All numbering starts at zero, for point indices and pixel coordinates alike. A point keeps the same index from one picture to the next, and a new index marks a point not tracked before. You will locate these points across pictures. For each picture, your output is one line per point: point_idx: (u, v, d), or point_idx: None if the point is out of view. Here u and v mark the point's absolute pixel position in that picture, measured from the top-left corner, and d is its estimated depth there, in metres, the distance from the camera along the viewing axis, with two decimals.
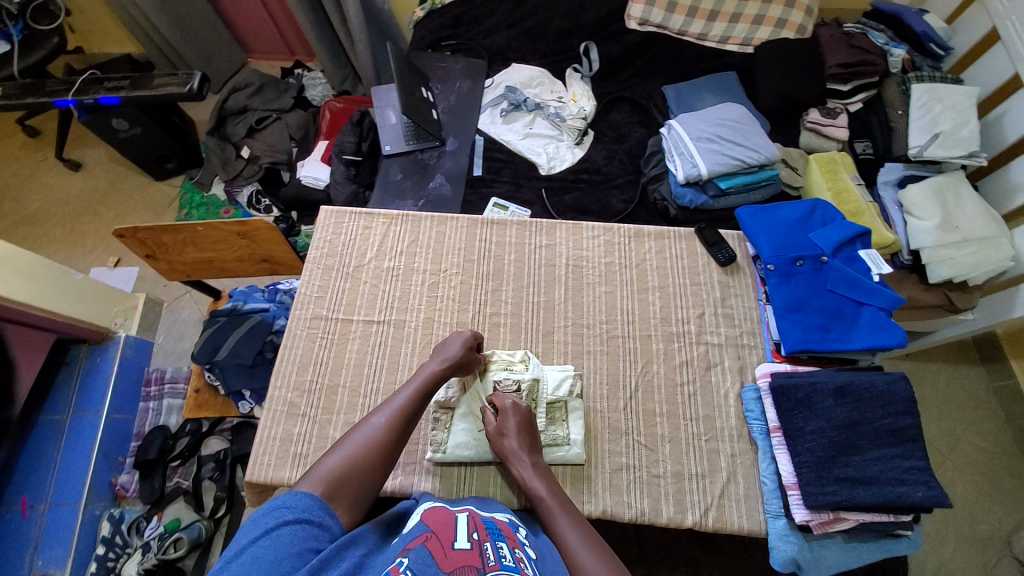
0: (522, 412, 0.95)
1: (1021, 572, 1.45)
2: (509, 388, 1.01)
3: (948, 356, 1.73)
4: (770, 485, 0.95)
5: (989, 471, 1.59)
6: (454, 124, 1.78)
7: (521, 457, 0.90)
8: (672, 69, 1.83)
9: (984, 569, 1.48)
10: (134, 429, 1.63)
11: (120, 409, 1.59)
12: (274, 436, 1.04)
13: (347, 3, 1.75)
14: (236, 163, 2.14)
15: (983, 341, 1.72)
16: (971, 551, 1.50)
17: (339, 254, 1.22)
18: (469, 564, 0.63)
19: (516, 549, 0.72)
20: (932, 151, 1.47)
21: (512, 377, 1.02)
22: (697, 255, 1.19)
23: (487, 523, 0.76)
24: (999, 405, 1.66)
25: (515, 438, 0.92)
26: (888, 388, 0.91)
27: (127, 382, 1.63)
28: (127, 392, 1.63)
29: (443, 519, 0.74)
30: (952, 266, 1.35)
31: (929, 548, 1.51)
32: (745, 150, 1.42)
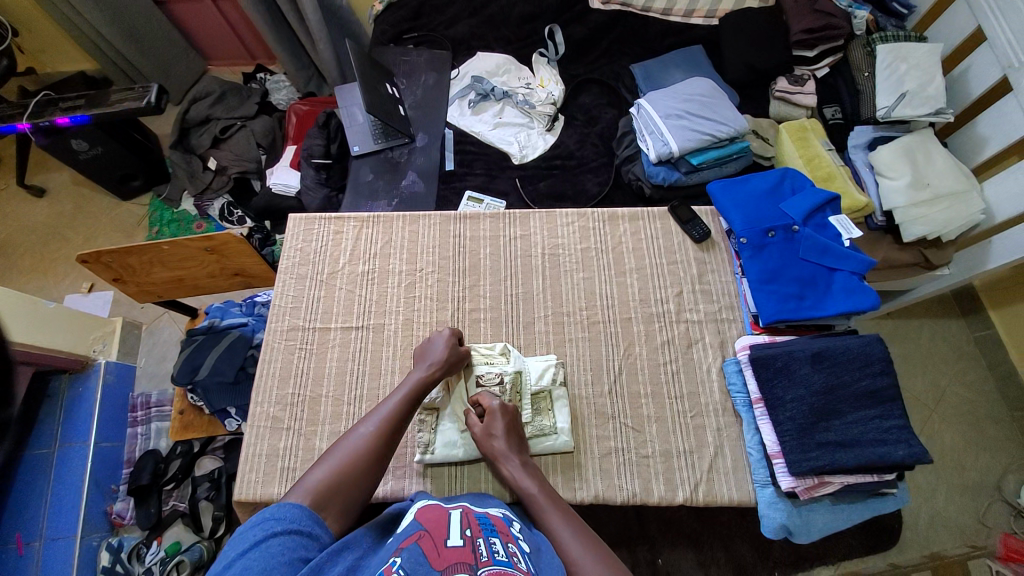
0: (505, 412, 0.96)
1: (1011, 513, 1.50)
2: (492, 381, 1.02)
3: (929, 311, 1.76)
4: (756, 455, 0.96)
5: (975, 419, 1.63)
6: (422, 119, 1.75)
7: (508, 456, 0.91)
8: (638, 47, 1.82)
9: (973, 515, 1.52)
10: (124, 456, 1.61)
11: (108, 436, 1.57)
12: (260, 452, 1.03)
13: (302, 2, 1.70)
14: (204, 175, 2.09)
15: (961, 294, 1.76)
16: (961, 499, 1.54)
17: (311, 262, 1.20)
18: (461, 561, 0.63)
19: (509, 543, 0.73)
20: (899, 111, 1.46)
21: (494, 370, 1.04)
22: (671, 234, 1.19)
23: (480, 519, 0.77)
24: (981, 354, 1.70)
25: (501, 437, 0.93)
26: (864, 351, 0.91)
27: (112, 409, 1.61)
28: (113, 418, 1.61)
29: (436, 517, 0.75)
30: (925, 224, 1.36)
31: (920, 501, 1.54)
32: (714, 124, 1.41)
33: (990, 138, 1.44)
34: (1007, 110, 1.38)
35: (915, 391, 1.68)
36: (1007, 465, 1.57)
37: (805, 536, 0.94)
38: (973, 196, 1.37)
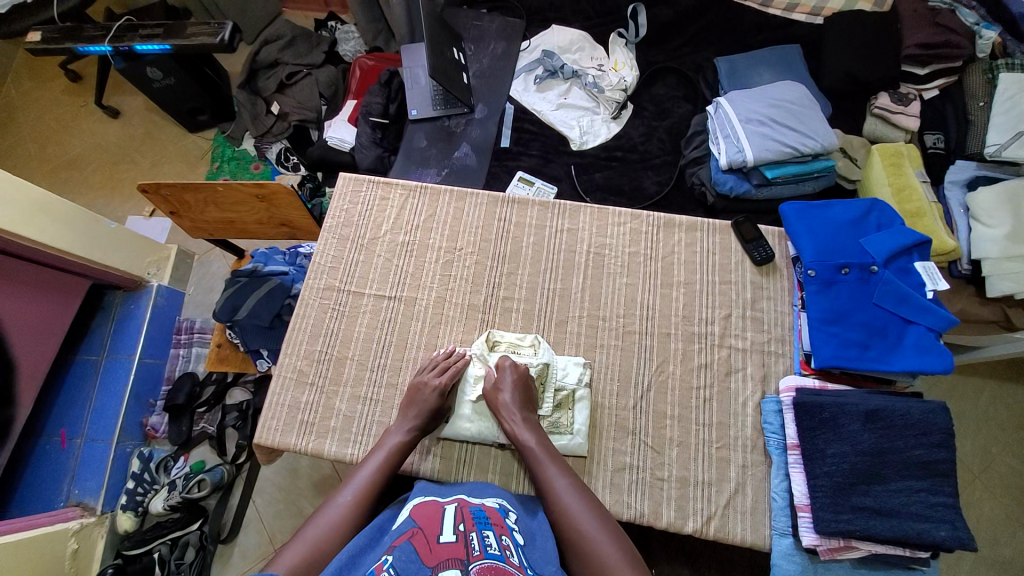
0: (519, 375, 0.96)
1: None
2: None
3: (997, 371, 1.63)
4: (780, 502, 0.90)
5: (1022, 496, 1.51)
6: (484, 89, 1.69)
7: (511, 411, 0.92)
8: (727, 38, 1.67)
9: None
10: (164, 374, 1.72)
11: (152, 354, 1.67)
12: (282, 402, 1.06)
13: None
14: (267, 118, 2.15)
15: None
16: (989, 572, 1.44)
17: (354, 224, 1.19)
18: (452, 557, 0.63)
19: (503, 536, 0.71)
20: (1012, 151, 1.34)
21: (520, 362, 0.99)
22: (730, 251, 1.11)
23: (475, 512, 0.76)
24: None
25: (507, 392, 0.94)
26: (925, 418, 0.82)
27: (159, 329, 1.70)
28: (158, 338, 1.70)
29: (430, 513, 0.76)
30: (1014, 280, 1.22)
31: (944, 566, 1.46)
32: (799, 136, 1.28)
33: None
34: None
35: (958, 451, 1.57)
36: None
37: None
38: None
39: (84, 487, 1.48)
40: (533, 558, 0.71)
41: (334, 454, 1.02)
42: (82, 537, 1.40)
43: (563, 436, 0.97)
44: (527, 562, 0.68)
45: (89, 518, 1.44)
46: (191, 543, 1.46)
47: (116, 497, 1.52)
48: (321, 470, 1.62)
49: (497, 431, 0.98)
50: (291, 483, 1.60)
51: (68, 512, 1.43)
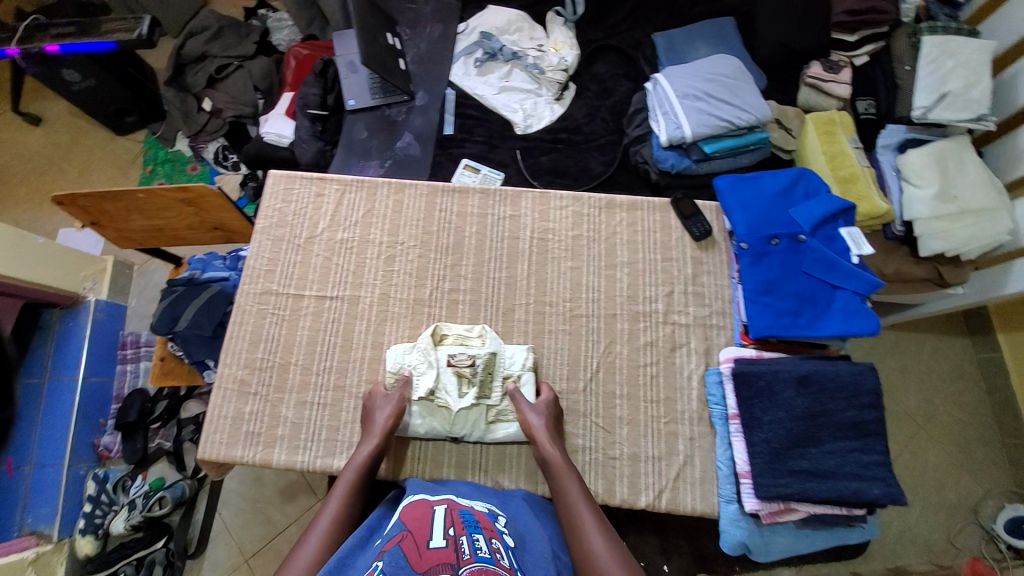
0: (554, 401, 0.97)
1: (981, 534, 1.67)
2: (463, 363, 0.97)
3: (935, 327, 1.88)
4: (725, 470, 0.93)
5: (963, 440, 1.78)
6: (423, 75, 1.64)
7: (545, 436, 0.90)
8: (665, 13, 1.67)
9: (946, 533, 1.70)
10: (113, 392, 1.62)
11: (98, 371, 1.58)
12: (224, 415, 1.02)
13: None
14: (199, 116, 2.05)
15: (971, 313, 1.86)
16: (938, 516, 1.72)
17: (289, 225, 1.13)
18: (443, 561, 0.62)
19: (493, 539, 0.72)
20: (937, 113, 1.39)
21: (467, 353, 0.98)
22: (671, 229, 1.11)
23: (464, 516, 0.75)
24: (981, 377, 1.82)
25: (539, 417, 0.92)
26: (854, 380, 0.84)
27: (102, 345, 1.61)
28: (103, 355, 1.61)
29: (421, 514, 0.75)
30: (945, 240, 1.33)
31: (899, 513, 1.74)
32: (734, 109, 1.30)
33: None
34: None
35: (901, 406, 1.83)
36: (987, 490, 1.72)
37: (763, 555, 0.91)
38: (1002, 215, 1.34)
39: (37, 515, 1.42)
40: (524, 561, 0.72)
41: (282, 463, 0.99)
42: (41, 565, 1.34)
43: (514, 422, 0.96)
44: (518, 566, 0.69)
45: (45, 546, 1.37)
46: (157, 560, 1.41)
47: (73, 522, 1.46)
48: (288, 476, 1.58)
49: (447, 426, 0.96)
50: (258, 492, 1.56)
51: (23, 541, 1.37)
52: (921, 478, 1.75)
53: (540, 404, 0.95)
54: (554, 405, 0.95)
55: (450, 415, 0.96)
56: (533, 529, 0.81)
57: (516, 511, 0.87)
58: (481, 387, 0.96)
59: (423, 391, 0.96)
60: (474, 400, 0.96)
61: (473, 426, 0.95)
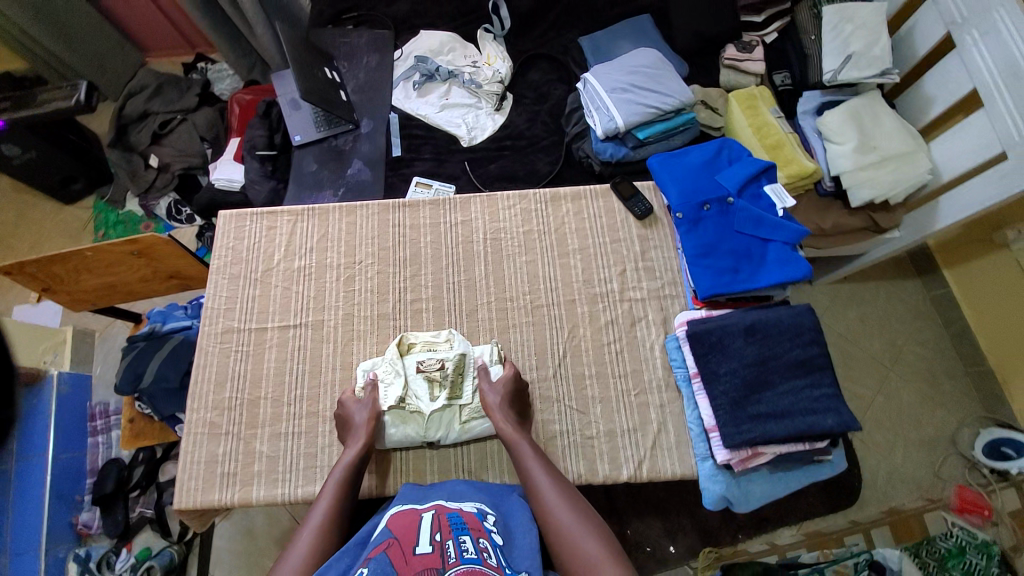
0: (514, 378, 0.99)
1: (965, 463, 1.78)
2: (432, 367, 0.99)
3: (887, 274, 2.02)
4: (696, 429, 0.97)
5: (933, 376, 1.90)
6: (366, 104, 1.69)
7: (499, 410, 0.94)
8: (587, 19, 1.77)
9: (934, 469, 1.80)
10: (87, 466, 1.57)
11: (66, 447, 1.53)
12: (198, 459, 1.01)
13: None
14: (147, 173, 2.04)
15: (918, 255, 2.01)
16: (923, 453, 1.81)
17: (244, 260, 1.14)
18: (428, 566, 0.64)
19: (480, 539, 0.73)
20: (846, 73, 1.49)
21: (435, 357, 1.01)
22: (614, 212, 1.16)
23: (452, 519, 0.76)
24: (937, 312, 1.97)
25: (496, 395, 0.96)
26: (795, 322, 0.90)
27: (70, 419, 1.56)
28: (72, 429, 1.56)
29: (409, 521, 0.76)
30: (871, 188, 1.44)
31: (884, 456, 1.81)
32: (659, 96, 1.38)
33: (936, 96, 1.53)
34: (949, 70, 1.48)
35: (872, 351, 1.93)
36: (962, 419, 1.84)
37: (745, 505, 0.94)
38: (921, 157, 1.45)
39: None
40: (511, 558, 0.74)
41: (263, 498, 0.98)
42: None
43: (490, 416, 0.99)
44: (506, 564, 0.70)
45: None
46: None
47: None
48: (281, 523, 1.55)
49: (421, 431, 0.97)
50: (251, 545, 1.52)
51: None
52: (902, 419, 1.85)
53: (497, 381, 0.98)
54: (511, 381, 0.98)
55: (422, 420, 0.97)
56: (520, 519, 0.82)
57: (504, 500, 0.87)
58: (452, 387, 0.98)
59: (393, 400, 0.97)
60: (446, 401, 0.98)
61: (449, 426, 0.97)
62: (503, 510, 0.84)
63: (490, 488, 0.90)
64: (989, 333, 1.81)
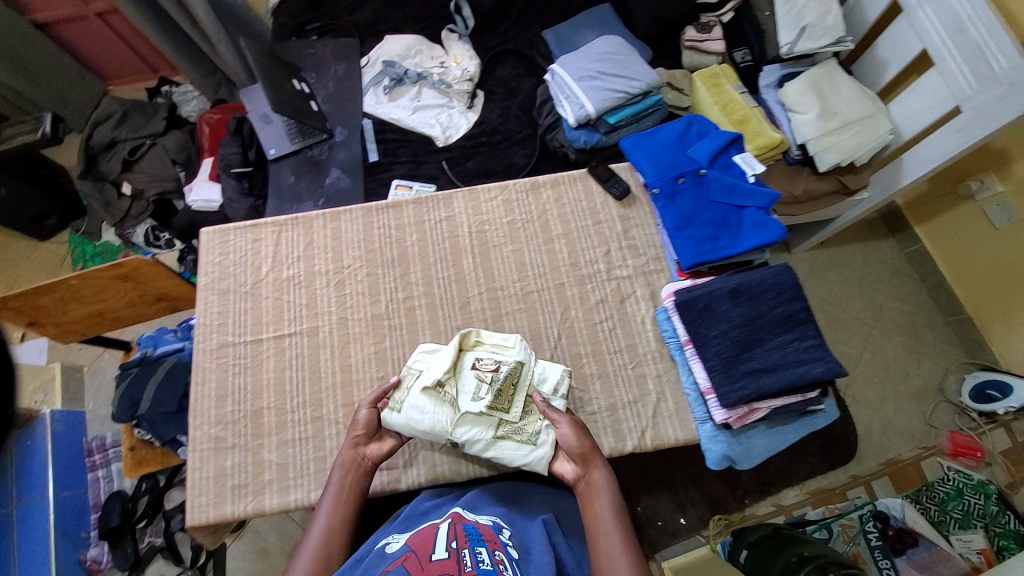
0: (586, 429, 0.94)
1: (954, 409, 1.88)
2: (487, 367, 0.98)
3: (862, 235, 2.11)
4: (693, 394, 1.00)
5: (914, 329, 1.99)
6: (338, 112, 1.69)
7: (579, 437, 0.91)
8: (548, 12, 1.80)
9: (925, 418, 1.89)
10: (90, 502, 1.54)
11: (67, 485, 1.49)
12: (207, 476, 1.00)
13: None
14: (121, 202, 2.03)
15: (889, 215, 2.11)
16: (912, 404, 1.90)
17: (231, 275, 1.12)
18: (446, 572, 0.66)
19: (496, 551, 0.74)
20: (802, 45, 1.56)
21: (494, 358, 1.00)
22: (593, 195, 1.19)
23: (468, 529, 0.78)
24: (913, 269, 2.05)
25: (570, 433, 0.92)
26: (774, 281, 0.94)
27: (67, 457, 1.52)
28: (69, 467, 1.52)
29: (425, 535, 0.77)
30: (837, 151, 1.49)
31: (877, 412, 1.90)
32: (626, 81, 1.42)
33: (889, 59, 1.59)
34: (901, 33, 1.53)
35: (855, 312, 2.01)
36: (947, 367, 1.94)
37: (747, 462, 0.97)
38: (880, 119, 1.50)
39: None
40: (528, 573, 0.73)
41: (276, 507, 0.97)
42: None
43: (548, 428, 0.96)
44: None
45: None
46: None
47: None
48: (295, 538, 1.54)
49: (450, 425, 0.93)
50: (266, 564, 1.51)
51: None
52: (887, 372, 1.94)
53: (567, 414, 0.95)
54: (587, 432, 0.92)
55: (452, 413, 0.95)
56: (537, 536, 0.81)
57: (523, 518, 0.87)
58: (499, 397, 0.96)
59: (431, 380, 0.95)
60: (489, 407, 0.95)
61: (481, 432, 0.93)
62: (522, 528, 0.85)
63: (514, 505, 0.92)
64: (963, 279, 1.91)
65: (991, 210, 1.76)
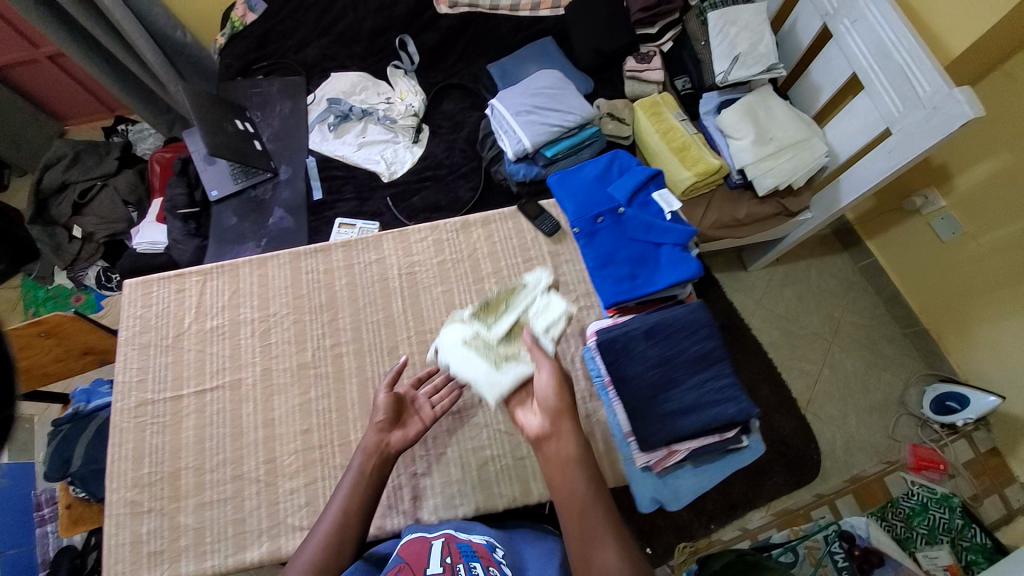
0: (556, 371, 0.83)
1: (916, 421, 1.84)
2: (504, 294, 1.00)
3: (815, 251, 2.10)
4: (620, 437, 0.98)
5: (873, 344, 1.96)
6: (283, 151, 1.69)
7: (553, 386, 0.82)
8: (494, 46, 1.83)
9: (886, 432, 1.84)
10: (37, 559, 1.48)
11: (9, 544, 1.43)
12: (123, 543, 0.96)
13: (129, 30, 1.67)
14: (71, 245, 1.97)
15: (840, 230, 2.10)
16: (875, 418, 1.86)
17: (153, 328, 1.11)
18: None
19: (490, 567, 0.76)
20: (735, 74, 1.59)
21: (514, 289, 1.01)
22: (524, 232, 1.19)
23: (463, 546, 0.80)
24: (867, 281, 2.04)
25: (547, 372, 0.83)
26: (690, 318, 0.94)
27: (9, 516, 1.46)
28: (11, 526, 1.45)
29: (418, 548, 0.80)
30: (774, 175, 1.51)
31: (839, 425, 1.85)
32: (562, 115, 1.44)
33: (822, 83, 1.59)
34: (831, 57, 1.53)
35: (813, 327, 2.00)
36: (907, 378, 1.90)
37: (677, 503, 0.97)
38: (816, 142, 1.54)
39: None
40: None
41: (193, 573, 0.93)
42: None
43: (522, 363, 0.89)
44: None
45: None
46: None
47: None
48: None
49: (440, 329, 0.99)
50: None
51: None
52: (846, 390, 1.90)
53: (553, 359, 0.85)
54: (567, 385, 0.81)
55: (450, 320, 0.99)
56: (534, 561, 0.85)
57: (520, 547, 0.89)
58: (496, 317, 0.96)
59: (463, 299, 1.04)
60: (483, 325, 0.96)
61: (454, 334, 0.95)
62: (517, 551, 0.88)
63: (502, 538, 0.91)
64: (918, 292, 1.89)
65: (938, 223, 1.74)
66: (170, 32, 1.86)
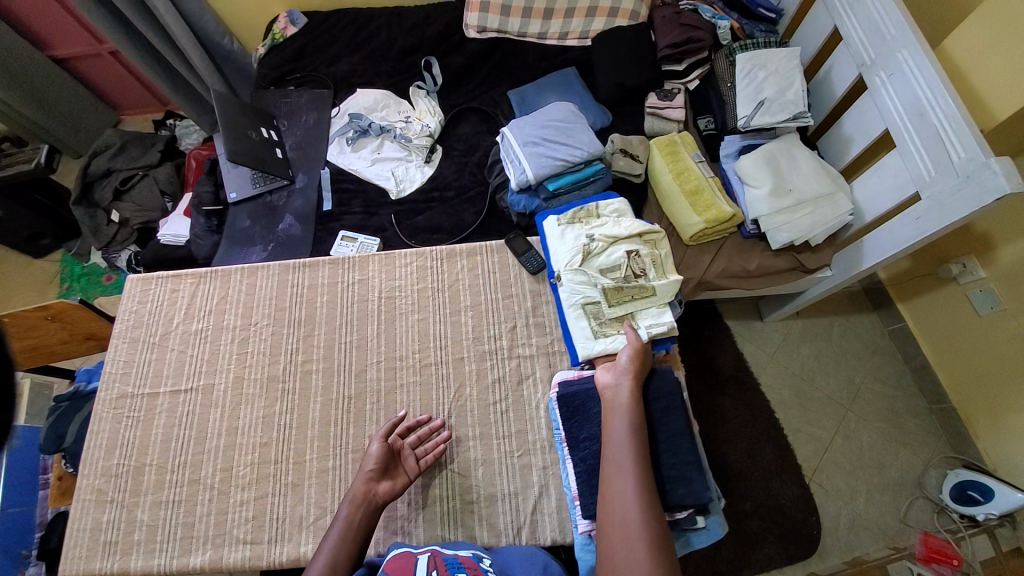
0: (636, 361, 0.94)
1: (933, 508, 1.68)
2: (633, 258, 1.11)
3: (841, 308, 1.97)
4: (571, 494, 0.93)
5: (894, 417, 1.81)
6: (303, 159, 1.75)
7: (625, 380, 0.92)
8: (518, 72, 1.84)
9: (897, 516, 1.68)
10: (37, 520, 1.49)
11: (14, 502, 1.43)
12: (83, 527, 1.00)
13: (176, 34, 1.78)
14: (108, 228, 2.12)
15: (872, 289, 1.96)
16: (888, 500, 1.70)
17: (144, 324, 1.16)
18: None
19: None
20: (758, 120, 1.52)
21: (640, 256, 1.11)
22: (508, 267, 1.18)
23: (448, 560, 0.79)
24: (896, 347, 1.89)
25: (625, 356, 0.95)
26: (653, 384, 0.96)
27: (17, 475, 1.45)
28: (18, 485, 1.45)
29: (403, 563, 0.79)
30: (789, 231, 1.43)
31: (845, 503, 1.70)
32: (569, 149, 1.42)
33: (853, 136, 1.50)
34: (866, 110, 1.44)
35: (828, 389, 1.86)
36: (928, 460, 1.74)
37: None
38: (840, 197, 1.44)
39: None
40: None
41: (140, 568, 0.96)
42: None
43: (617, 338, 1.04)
44: None
45: None
46: None
47: None
48: None
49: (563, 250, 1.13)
50: None
51: None
52: (861, 463, 1.75)
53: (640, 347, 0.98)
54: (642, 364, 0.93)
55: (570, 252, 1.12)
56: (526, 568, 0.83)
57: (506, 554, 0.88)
58: (616, 277, 1.09)
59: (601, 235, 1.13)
60: (600, 275, 1.09)
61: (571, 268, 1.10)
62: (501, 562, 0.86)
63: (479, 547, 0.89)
64: (949, 367, 1.73)
65: (974, 295, 1.60)
66: (217, 39, 1.98)
